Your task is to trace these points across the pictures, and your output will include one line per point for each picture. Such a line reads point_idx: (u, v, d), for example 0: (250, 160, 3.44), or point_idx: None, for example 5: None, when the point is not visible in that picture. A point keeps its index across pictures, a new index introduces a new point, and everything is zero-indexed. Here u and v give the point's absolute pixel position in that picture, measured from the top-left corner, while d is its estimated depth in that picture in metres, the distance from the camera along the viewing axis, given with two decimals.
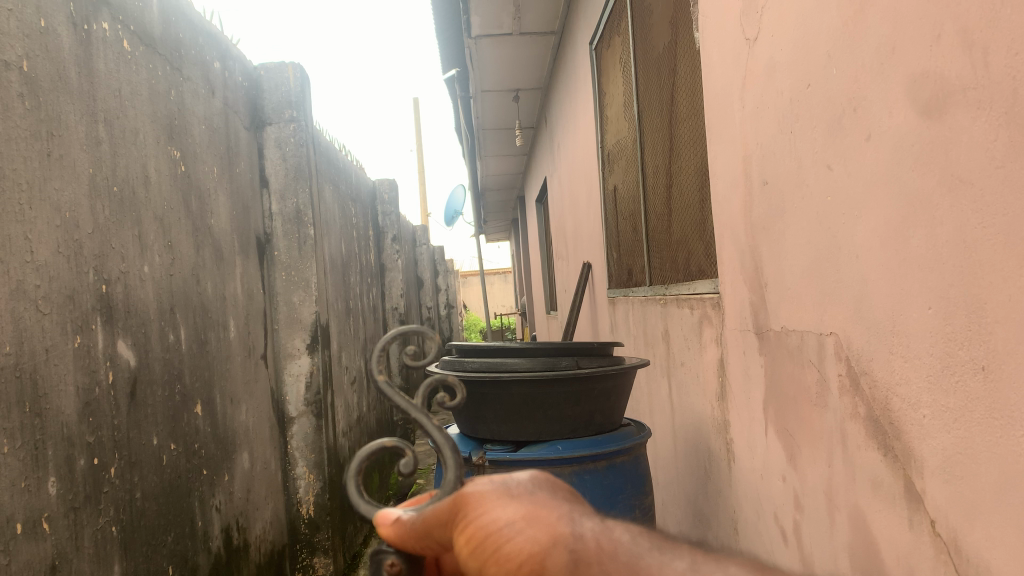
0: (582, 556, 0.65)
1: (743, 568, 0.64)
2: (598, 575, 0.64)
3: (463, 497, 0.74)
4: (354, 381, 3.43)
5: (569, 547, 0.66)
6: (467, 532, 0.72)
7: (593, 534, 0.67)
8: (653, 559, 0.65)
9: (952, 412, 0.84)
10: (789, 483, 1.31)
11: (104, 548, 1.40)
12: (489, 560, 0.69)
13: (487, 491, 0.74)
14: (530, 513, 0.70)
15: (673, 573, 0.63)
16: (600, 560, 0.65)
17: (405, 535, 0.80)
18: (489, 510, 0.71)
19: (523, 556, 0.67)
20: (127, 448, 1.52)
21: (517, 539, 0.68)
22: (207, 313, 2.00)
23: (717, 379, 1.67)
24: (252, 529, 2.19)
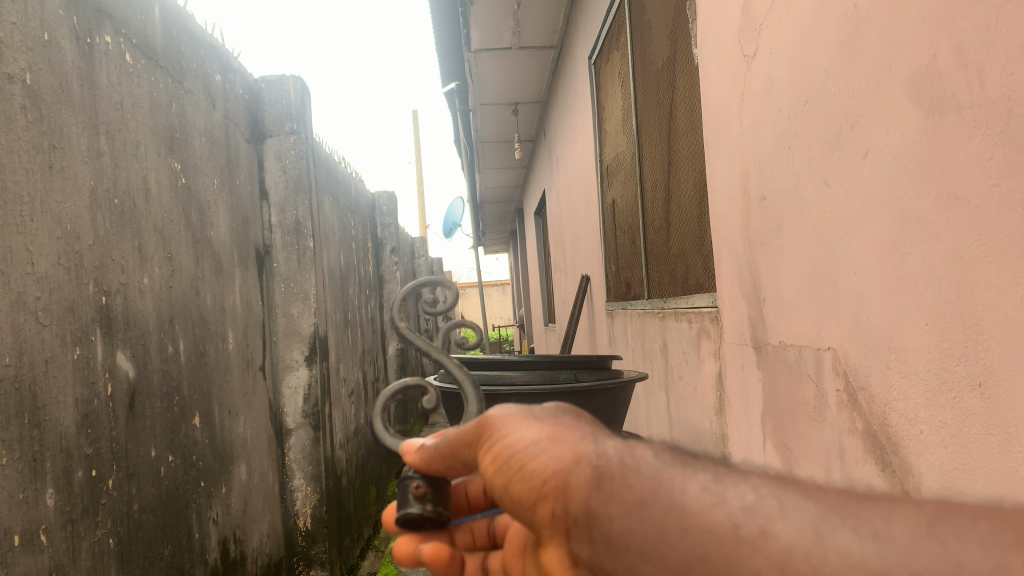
0: (605, 472, 0.65)
1: (767, 478, 0.61)
2: (621, 489, 0.63)
3: (490, 420, 0.78)
4: (353, 394, 3.43)
5: (592, 465, 0.66)
6: (493, 452, 0.76)
7: (616, 452, 0.67)
8: (675, 476, 0.62)
9: (950, 427, 0.84)
10: None
11: (103, 560, 1.41)
12: (514, 477, 0.72)
13: (511, 414, 0.77)
14: (555, 434, 0.72)
15: (697, 487, 0.61)
16: (623, 474, 0.63)
17: (429, 459, 0.88)
18: (514, 431, 0.74)
19: (547, 472, 0.69)
20: (126, 460, 1.52)
21: (541, 457, 0.70)
22: (205, 325, 2.00)
23: (715, 391, 1.67)
24: (249, 542, 2.19)
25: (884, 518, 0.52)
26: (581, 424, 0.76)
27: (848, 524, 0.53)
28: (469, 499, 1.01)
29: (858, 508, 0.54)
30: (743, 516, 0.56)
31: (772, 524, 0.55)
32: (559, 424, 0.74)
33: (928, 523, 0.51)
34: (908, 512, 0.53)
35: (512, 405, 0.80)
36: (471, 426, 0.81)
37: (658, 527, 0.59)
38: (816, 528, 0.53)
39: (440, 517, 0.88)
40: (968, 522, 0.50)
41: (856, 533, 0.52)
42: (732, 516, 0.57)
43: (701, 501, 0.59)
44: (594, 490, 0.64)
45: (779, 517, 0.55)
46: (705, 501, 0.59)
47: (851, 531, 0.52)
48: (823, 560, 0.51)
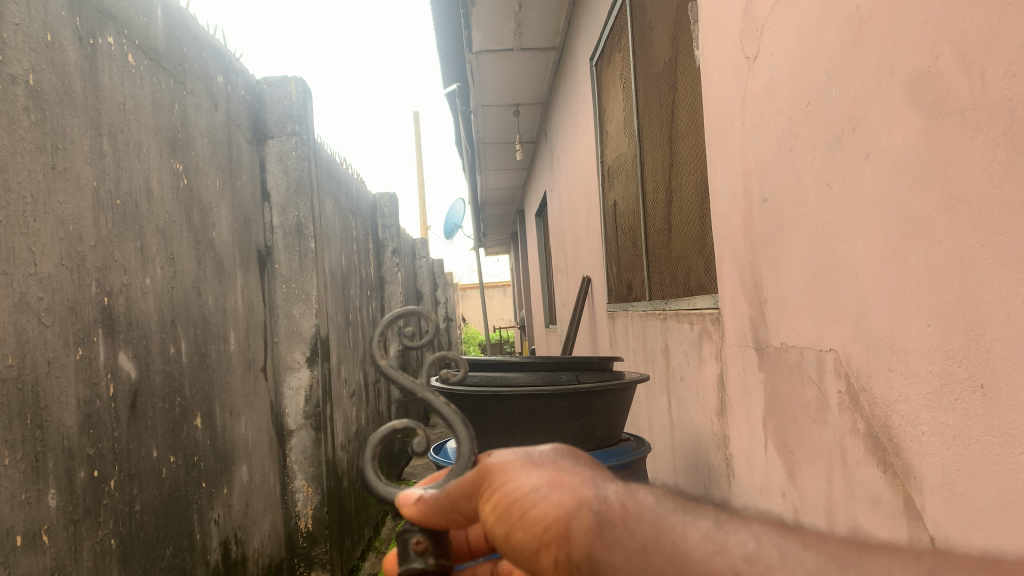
0: (606, 518, 0.67)
1: (768, 526, 0.63)
2: (622, 533, 0.65)
3: (489, 469, 0.80)
4: (354, 395, 3.42)
5: (592, 511, 0.69)
6: (492, 501, 0.78)
7: (618, 497, 0.69)
8: (677, 521, 0.65)
9: (951, 429, 0.84)
10: (789, 499, 1.31)
11: (104, 561, 1.41)
12: (515, 525, 0.74)
13: (511, 461, 0.79)
14: (555, 480, 0.74)
15: (697, 533, 0.63)
16: (624, 519, 0.66)
17: (428, 512, 0.87)
18: (513, 479, 0.76)
19: (549, 519, 0.71)
20: (127, 461, 1.52)
21: (542, 504, 0.72)
22: (207, 325, 2.00)
23: (717, 395, 1.67)
24: (250, 542, 2.19)
25: None
26: (588, 467, 0.80)
27: (847, 575, 0.55)
28: (470, 542, 1.01)
29: (857, 559, 0.56)
30: (744, 565, 0.59)
31: (773, 571, 0.58)
32: (559, 468, 0.76)
33: None
34: (907, 562, 0.55)
35: (511, 450, 0.82)
36: (470, 476, 0.82)
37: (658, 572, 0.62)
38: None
39: (444, 569, 0.86)
40: None
41: None
42: (733, 565, 0.59)
43: (703, 549, 0.62)
44: (597, 536, 0.67)
45: (777, 565, 0.58)
46: (705, 547, 0.62)
47: None
48: None
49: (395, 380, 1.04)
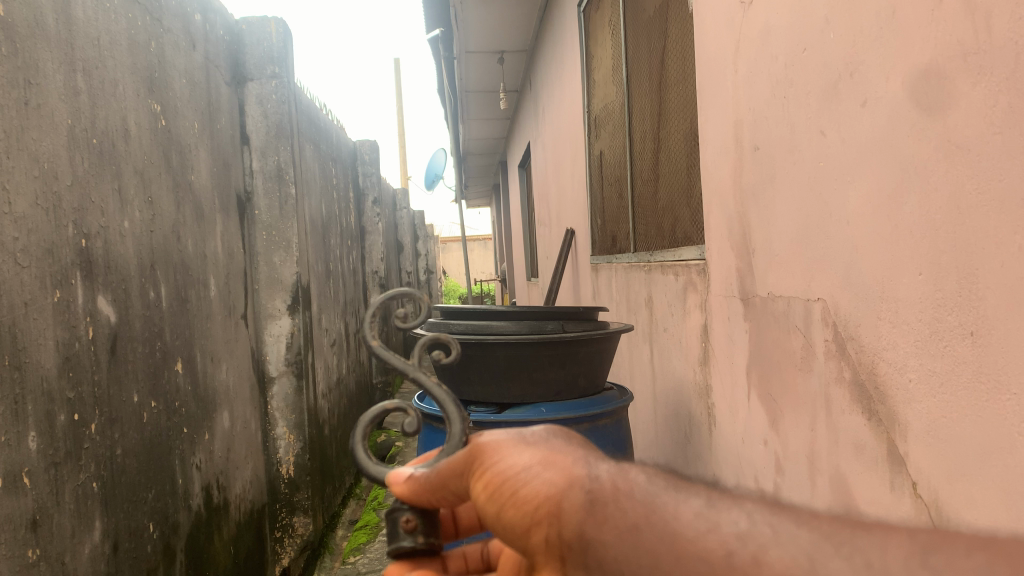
0: (597, 496, 0.69)
1: (760, 504, 0.65)
2: (614, 512, 0.67)
3: (480, 448, 0.81)
4: (334, 344, 3.41)
5: (585, 489, 0.70)
6: (484, 479, 0.79)
7: (609, 477, 0.71)
8: (670, 500, 0.67)
9: (939, 376, 0.85)
10: (770, 446, 1.32)
11: (85, 504, 1.42)
12: (507, 503, 0.75)
13: (503, 440, 0.79)
14: (547, 459, 0.75)
15: (690, 512, 0.65)
16: (617, 498, 0.68)
17: (418, 491, 0.86)
18: (505, 458, 0.77)
19: (540, 497, 0.72)
20: (107, 405, 1.53)
21: (534, 483, 0.74)
22: (187, 271, 1.97)
23: (699, 344, 1.68)
24: (232, 488, 2.20)
25: (878, 548, 0.56)
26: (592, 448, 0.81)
27: (841, 553, 0.57)
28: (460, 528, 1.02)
29: (850, 536, 0.58)
30: (732, 541, 0.61)
31: (766, 549, 0.59)
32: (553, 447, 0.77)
33: (921, 553, 0.54)
34: (902, 540, 0.56)
35: (504, 430, 0.82)
36: (462, 455, 0.82)
37: (649, 553, 0.64)
38: (810, 556, 0.58)
39: (433, 548, 0.86)
40: (961, 554, 0.53)
41: (850, 562, 0.56)
42: (727, 543, 0.61)
43: (695, 527, 0.63)
44: (588, 515, 0.68)
45: (772, 544, 0.59)
46: (694, 523, 0.64)
47: (844, 560, 0.56)
48: None
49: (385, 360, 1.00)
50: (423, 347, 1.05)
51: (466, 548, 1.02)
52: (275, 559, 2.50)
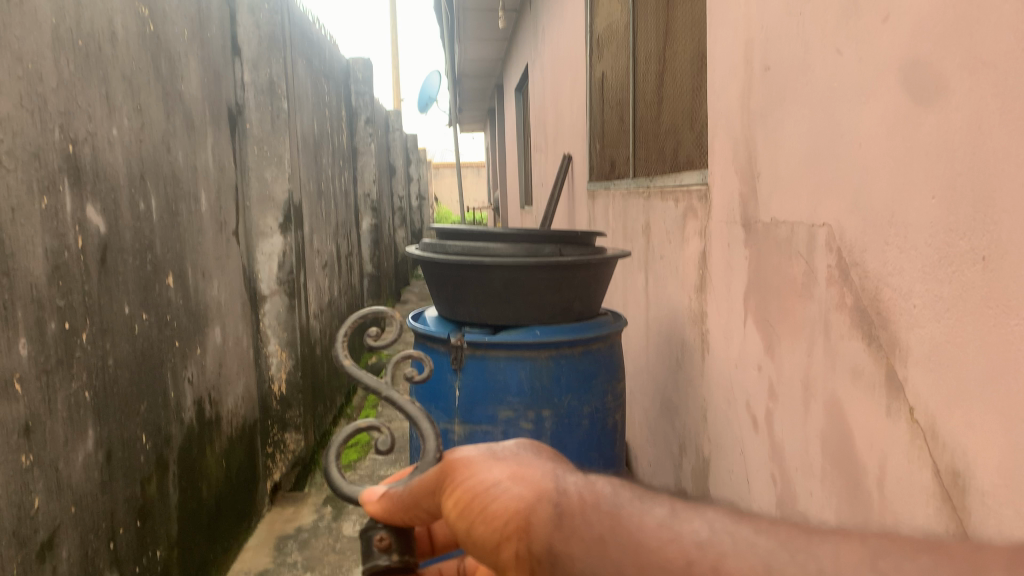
0: (565, 509, 0.67)
1: (721, 512, 0.64)
2: (580, 524, 0.65)
3: (453, 465, 0.80)
4: (326, 266, 3.39)
5: (552, 503, 0.68)
6: (455, 495, 0.77)
7: (576, 489, 0.69)
8: (633, 508, 0.65)
9: (945, 301, 0.84)
10: (764, 372, 1.32)
11: (78, 411, 1.43)
12: (474, 519, 0.73)
13: (475, 456, 0.78)
14: (516, 473, 0.73)
15: (654, 521, 0.63)
16: (584, 513, 0.65)
17: (392, 509, 0.87)
18: (476, 473, 0.76)
19: (509, 513, 0.70)
20: (99, 315, 1.51)
21: (503, 498, 0.71)
22: (178, 184, 1.93)
23: (696, 271, 1.67)
24: (224, 403, 2.21)
25: (831, 555, 0.56)
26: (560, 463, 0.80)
27: (796, 561, 0.56)
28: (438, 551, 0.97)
29: (806, 543, 0.58)
30: (696, 552, 0.60)
31: (727, 558, 0.58)
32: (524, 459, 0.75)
33: (870, 559, 0.55)
34: (854, 546, 0.57)
35: (476, 447, 0.81)
36: (434, 473, 0.81)
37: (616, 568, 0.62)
38: (767, 562, 0.57)
39: (409, 565, 0.88)
40: (907, 558, 0.54)
41: (803, 570, 0.56)
42: (687, 552, 0.60)
43: (659, 537, 0.62)
44: (555, 528, 0.66)
45: (733, 552, 0.59)
46: (659, 534, 0.62)
47: (799, 568, 0.56)
48: None
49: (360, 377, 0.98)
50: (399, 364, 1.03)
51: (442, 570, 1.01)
52: (267, 474, 2.53)
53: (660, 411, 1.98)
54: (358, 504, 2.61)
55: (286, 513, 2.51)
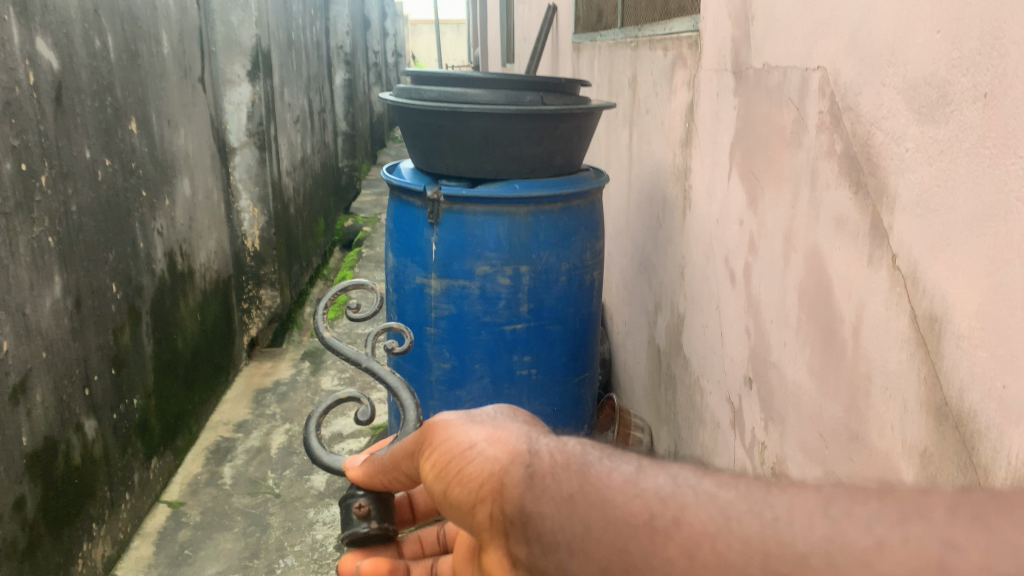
0: (538, 470, 0.62)
1: (687, 465, 0.57)
2: (551, 484, 0.60)
3: (431, 425, 0.76)
4: (298, 123, 3.27)
5: (524, 463, 0.63)
6: (433, 457, 0.74)
7: (550, 449, 0.63)
8: (603, 463, 0.59)
9: (939, 144, 0.81)
10: (744, 227, 1.30)
11: (42, 257, 1.40)
12: (453, 481, 0.69)
13: (452, 418, 0.74)
14: (493, 435, 0.68)
15: (619, 477, 0.57)
16: (555, 472, 0.60)
17: (373, 474, 0.91)
18: (453, 434, 0.72)
19: (483, 473, 0.66)
20: (58, 159, 1.45)
21: (478, 460, 0.67)
22: (136, 22, 1.81)
23: (682, 124, 1.61)
24: (196, 257, 2.17)
25: (786, 504, 0.49)
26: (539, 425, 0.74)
27: (753, 509, 0.50)
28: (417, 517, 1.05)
29: (766, 492, 0.51)
30: (656, 506, 0.53)
31: (687, 508, 0.52)
32: (503, 418, 0.70)
33: (822, 504, 0.48)
34: (809, 495, 0.49)
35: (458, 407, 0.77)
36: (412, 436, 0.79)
37: (583, 527, 0.56)
38: (724, 512, 0.51)
39: (386, 531, 0.94)
40: (858, 501, 0.47)
41: (759, 518, 0.49)
42: (649, 506, 0.53)
43: (623, 493, 0.55)
44: (526, 488, 0.61)
45: (691, 500, 0.52)
46: (622, 488, 0.55)
47: (753, 517, 0.49)
48: (726, 548, 0.49)
49: (341, 351, 1.04)
50: (379, 332, 1.05)
51: (422, 530, 1.06)
52: (244, 330, 2.54)
53: (637, 271, 1.97)
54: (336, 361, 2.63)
55: (264, 369, 2.54)
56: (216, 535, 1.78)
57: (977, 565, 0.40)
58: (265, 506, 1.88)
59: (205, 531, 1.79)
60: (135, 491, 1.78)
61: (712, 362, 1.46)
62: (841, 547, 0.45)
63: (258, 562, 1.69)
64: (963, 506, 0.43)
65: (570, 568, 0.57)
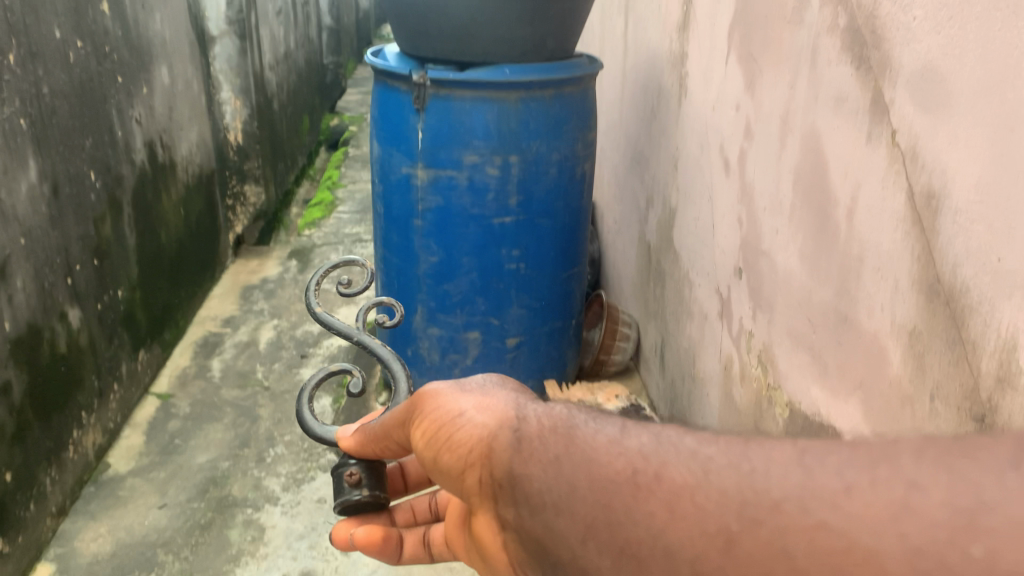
0: (526, 435, 0.60)
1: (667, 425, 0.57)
2: (538, 448, 0.58)
3: (419, 392, 0.73)
4: (280, 12, 3.14)
5: (512, 429, 0.61)
6: (423, 425, 0.71)
7: (538, 414, 0.62)
8: (587, 426, 0.58)
9: (948, 10, 0.77)
10: (741, 112, 1.26)
11: (15, 141, 1.35)
12: (442, 448, 0.67)
13: (443, 387, 0.71)
14: (482, 402, 0.66)
15: (603, 438, 0.56)
16: (544, 438, 0.58)
17: (365, 442, 0.87)
18: (442, 403, 0.69)
19: (471, 439, 0.64)
20: (25, 37, 1.38)
21: (466, 427, 0.65)
22: None
23: (679, 8, 1.55)
24: (177, 150, 2.11)
25: (764, 456, 0.50)
26: (520, 384, 0.71)
27: (732, 463, 0.50)
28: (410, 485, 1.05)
29: (744, 446, 0.52)
30: (638, 464, 0.53)
31: (668, 465, 0.52)
32: (491, 384, 0.67)
33: (797, 456, 0.49)
34: (785, 447, 0.50)
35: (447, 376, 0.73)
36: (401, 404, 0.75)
37: (569, 486, 0.55)
38: (704, 466, 0.51)
39: (378, 499, 0.91)
40: (831, 449, 0.48)
41: (737, 471, 0.49)
42: (632, 464, 0.53)
43: (608, 453, 0.54)
44: (514, 452, 0.59)
45: (672, 457, 0.52)
46: (605, 450, 0.55)
47: (731, 468, 0.50)
48: (705, 497, 0.49)
49: (329, 326, 1.05)
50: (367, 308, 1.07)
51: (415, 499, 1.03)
52: (229, 227, 2.50)
53: (629, 168, 1.93)
54: (323, 259, 2.60)
55: (250, 267, 2.52)
56: (207, 425, 1.79)
57: (943, 504, 0.42)
58: (255, 398, 1.90)
59: (195, 421, 1.80)
60: (124, 382, 1.78)
61: (704, 255, 1.44)
62: (816, 492, 0.46)
63: (249, 451, 1.72)
64: (928, 450, 0.45)
65: (557, 527, 0.55)
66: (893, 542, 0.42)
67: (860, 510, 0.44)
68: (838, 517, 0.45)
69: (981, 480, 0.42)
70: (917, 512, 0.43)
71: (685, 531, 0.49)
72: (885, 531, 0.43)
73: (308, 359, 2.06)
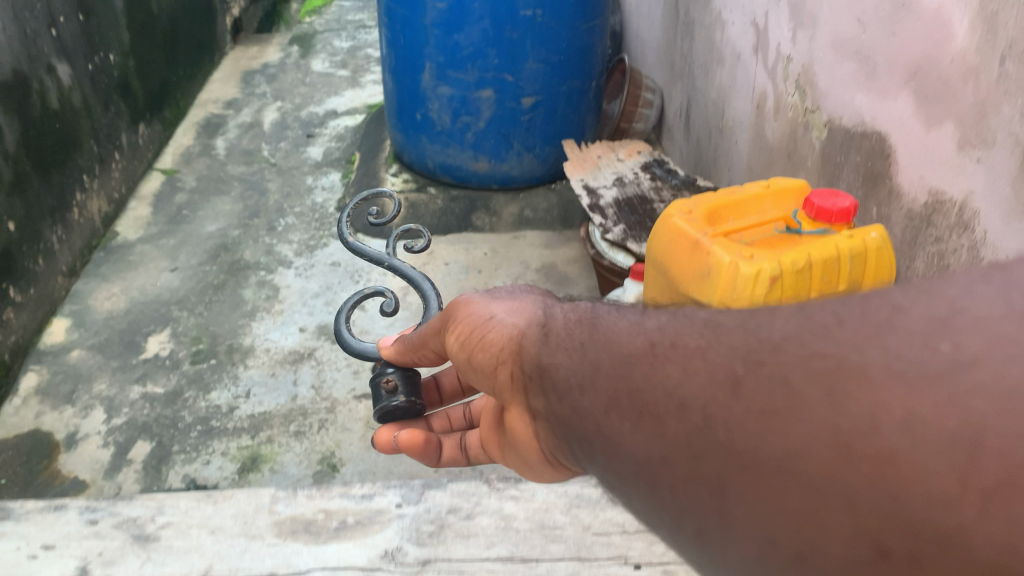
0: (556, 327, 0.48)
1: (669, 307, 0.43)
2: (564, 337, 0.46)
3: (452, 305, 0.62)
4: None
5: (542, 324, 0.50)
6: (455, 336, 0.60)
7: (569, 309, 0.50)
8: (613, 313, 0.45)
9: None
10: None
11: None
12: (473, 351, 0.56)
13: (474, 293, 0.60)
14: (514, 305, 0.55)
15: (625, 322, 0.43)
16: (571, 328, 0.46)
17: (407, 348, 0.72)
18: (471, 308, 0.58)
19: (503, 339, 0.52)
20: None
21: (498, 327, 0.54)
22: None
23: None
24: None
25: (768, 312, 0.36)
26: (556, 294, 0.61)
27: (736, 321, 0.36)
28: (446, 397, 0.84)
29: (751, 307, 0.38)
30: (655, 336, 0.39)
31: (683, 333, 0.38)
32: (522, 287, 0.57)
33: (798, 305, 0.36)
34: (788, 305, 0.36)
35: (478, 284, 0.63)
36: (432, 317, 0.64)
37: (591, 364, 0.41)
38: (712, 330, 0.37)
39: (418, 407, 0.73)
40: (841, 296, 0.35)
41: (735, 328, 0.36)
42: (650, 338, 0.39)
43: (630, 329, 0.41)
44: (542, 344, 0.48)
45: (687, 324, 0.38)
46: (627, 330, 0.41)
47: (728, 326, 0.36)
48: (700, 361, 0.35)
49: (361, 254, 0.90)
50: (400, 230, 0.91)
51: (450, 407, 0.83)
52: (225, 9, 2.35)
53: None
54: (326, 46, 2.46)
55: (250, 53, 2.38)
56: (214, 198, 1.74)
57: (921, 317, 0.30)
58: (262, 174, 1.83)
59: (202, 195, 1.76)
60: (125, 154, 1.72)
61: None
62: (811, 324, 0.33)
63: (259, 221, 1.67)
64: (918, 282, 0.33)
65: (579, 409, 0.41)
66: (881, 357, 0.30)
67: (845, 333, 0.31)
68: (831, 343, 0.31)
69: (954, 290, 0.31)
70: (899, 326, 0.30)
71: (694, 386, 0.35)
72: (871, 344, 0.30)
73: (316, 138, 1.97)
